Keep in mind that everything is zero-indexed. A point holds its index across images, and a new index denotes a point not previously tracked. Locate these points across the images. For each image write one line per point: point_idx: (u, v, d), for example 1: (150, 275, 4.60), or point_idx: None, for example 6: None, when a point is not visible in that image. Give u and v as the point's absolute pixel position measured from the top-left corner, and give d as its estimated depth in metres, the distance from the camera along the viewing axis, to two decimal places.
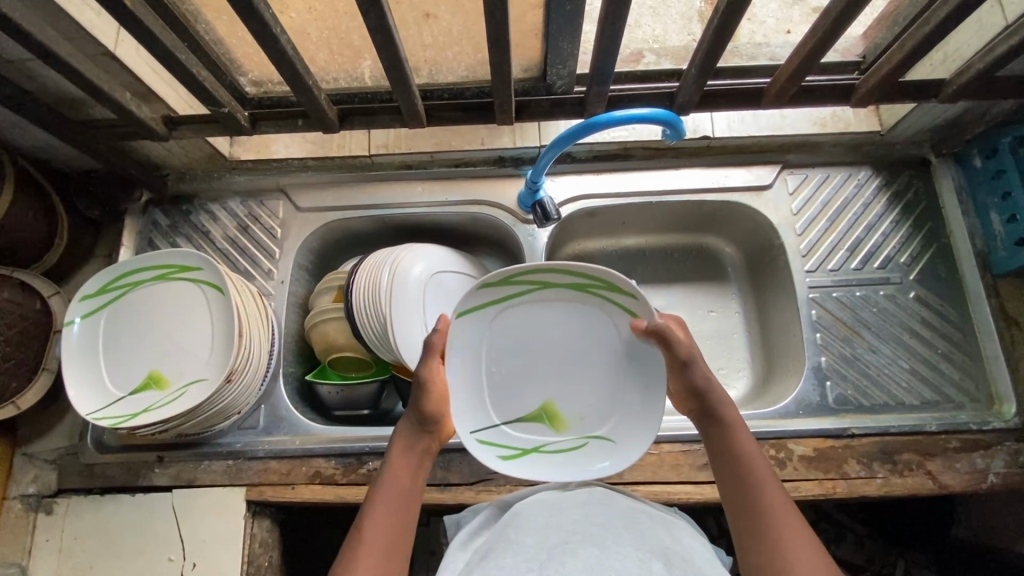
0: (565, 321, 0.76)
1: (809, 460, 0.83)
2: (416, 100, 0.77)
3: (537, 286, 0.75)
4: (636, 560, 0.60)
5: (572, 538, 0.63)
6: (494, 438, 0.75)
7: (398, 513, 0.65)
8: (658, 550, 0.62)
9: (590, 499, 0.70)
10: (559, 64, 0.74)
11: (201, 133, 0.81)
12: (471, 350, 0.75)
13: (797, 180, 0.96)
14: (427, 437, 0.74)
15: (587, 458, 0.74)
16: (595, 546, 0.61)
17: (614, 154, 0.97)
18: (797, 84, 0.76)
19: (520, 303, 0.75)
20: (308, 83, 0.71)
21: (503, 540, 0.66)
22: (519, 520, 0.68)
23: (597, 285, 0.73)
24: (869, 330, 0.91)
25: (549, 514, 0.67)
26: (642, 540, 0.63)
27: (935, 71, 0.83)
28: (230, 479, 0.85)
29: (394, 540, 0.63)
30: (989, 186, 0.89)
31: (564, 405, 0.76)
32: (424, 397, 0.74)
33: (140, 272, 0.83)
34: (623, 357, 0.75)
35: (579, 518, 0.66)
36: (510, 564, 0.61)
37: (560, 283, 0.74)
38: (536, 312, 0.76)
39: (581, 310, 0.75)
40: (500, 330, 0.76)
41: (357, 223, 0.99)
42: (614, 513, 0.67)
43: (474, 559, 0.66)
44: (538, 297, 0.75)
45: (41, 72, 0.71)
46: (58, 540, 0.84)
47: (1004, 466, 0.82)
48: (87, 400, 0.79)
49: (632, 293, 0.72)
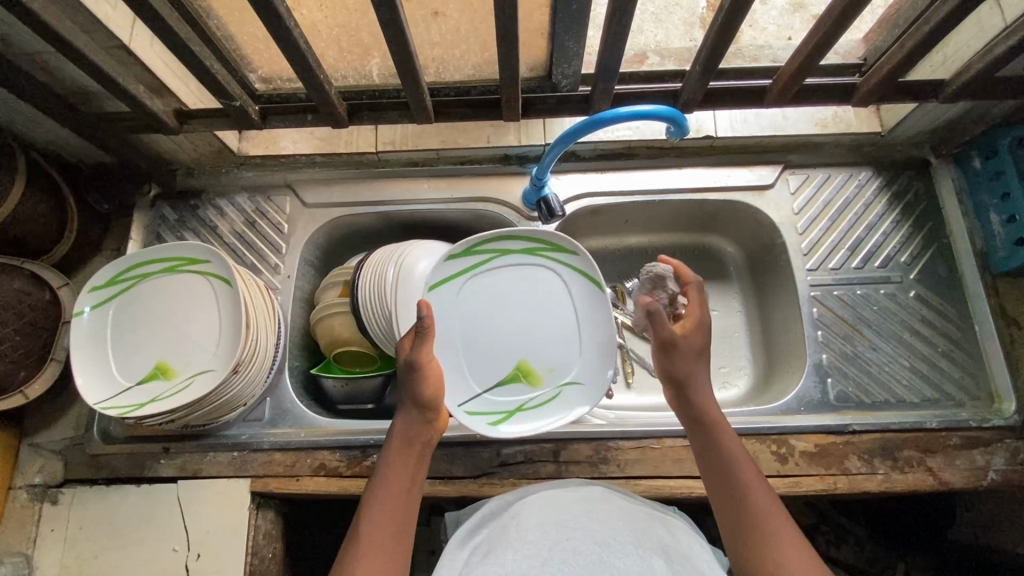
0: (525, 285, 0.83)
1: (810, 456, 0.84)
2: (425, 95, 0.78)
3: (494, 254, 0.82)
4: (638, 558, 0.63)
5: (572, 535, 0.66)
6: (478, 406, 0.80)
7: (397, 508, 0.65)
8: (658, 548, 0.66)
9: (586, 498, 0.73)
10: (565, 63, 0.76)
11: (212, 128, 0.82)
12: (445, 322, 0.80)
13: (798, 180, 0.97)
14: (423, 426, 0.72)
15: (563, 407, 0.81)
16: (597, 544, 0.65)
17: (618, 152, 0.98)
18: (799, 83, 0.77)
19: (483, 273, 0.82)
20: (319, 78, 0.72)
21: (504, 537, 0.68)
22: (520, 519, 0.70)
23: (545, 247, 0.82)
24: (869, 328, 0.91)
25: (549, 513, 0.70)
26: (641, 537, 0.67)
27: (935, 72, 0.85)
28: (235, 471, 0.86)
29: (395, 535, 0.63)
30: (988, 186, 0.90)
31: (535, 361, 0.82)
32: (418, 383, 0.71)
33: (148, 264, 0.84)
34: (581, 310, 0.82)
35: (578, 516, 0.69)
36: (513, 561, 0.64)
37: (513, 249, 0.83)
38: (498, 281, 0.83)
39: (535, 271, 0.83)
40: (468, 301, 0.82)
41: (363, 219, 1.00)
42: (613, 512, 0.71)
43: (476, 555, 0.69)
44: (498, 265, 0.82)
45: (57, 64, 0.73)
46: (63, 530, 0.84)
47: (1004, 463, 0.83)
48: (95, 390, 0.79)
49: (575, 251, 0.81)
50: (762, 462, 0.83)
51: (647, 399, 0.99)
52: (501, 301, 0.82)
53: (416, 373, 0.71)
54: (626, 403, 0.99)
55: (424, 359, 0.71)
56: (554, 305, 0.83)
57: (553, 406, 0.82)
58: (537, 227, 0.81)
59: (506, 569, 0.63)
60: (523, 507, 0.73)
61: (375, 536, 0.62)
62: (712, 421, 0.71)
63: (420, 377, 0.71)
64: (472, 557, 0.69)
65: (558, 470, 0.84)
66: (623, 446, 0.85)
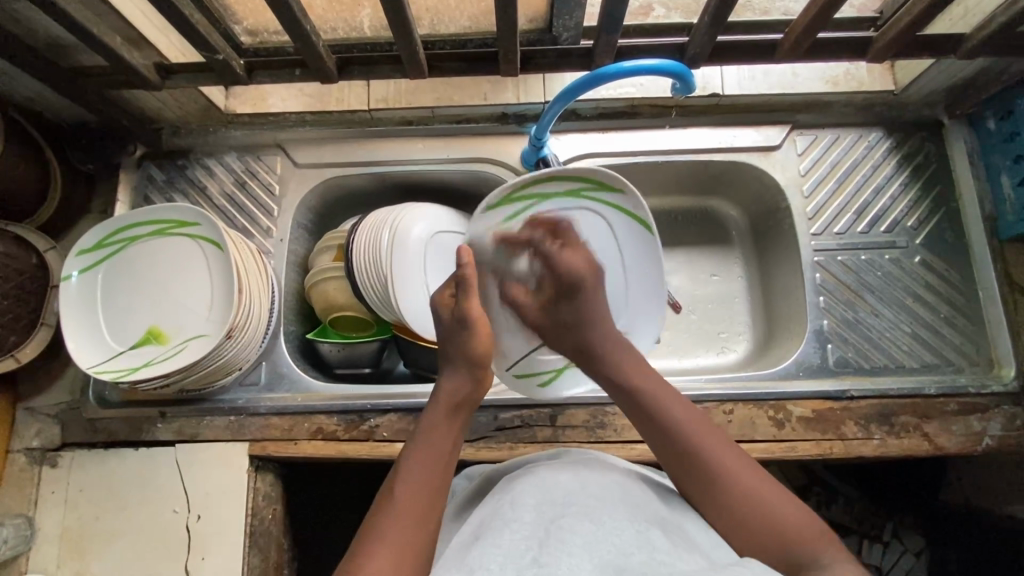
0: (585, 231, 0.81)
1: (808, 421, 0.83)
2: (417, 46, 0.73)
3: (536, 198, 0.79)
4: (633, 532, 0.54)
5: (567, 512, 0.57)
6: (525, 369, 0.84)
7: (432, 467, 0.61)
8: (654, 519, 0.58)
9: (580, 473, 0.64)
10: (566, 15, 0.72)
11: (196, 82, 0.79)
12: (489, 279, 0.79)
13: (806, 141, 0.94)
14: (472, 384, 0.68)
15: None
16: (593, 521, 0.55)
17: (619, 111, 0.94)
18: (813, 37, 0.73)
19: (528, 218, 0.79)
20: (306, 30, 0.68)
21: (496, 517, 0.59)
22: (513, 495, 0.61)
23: (586, 186, 0.79)
24: (872, 294, 0.90)
25: (542, 488, 0.62)
26: (634, 510, 0.58)
27: (955, 26, 0.80)
28: (233, 434, 0.86)
29: (431, 496, 0.59)
30: (1001, 148, 0.88)
31: None
32: (468, 339, 0.69)
33: (136, 227, 0.82)
34: (630, 254, 0.84)
35: (572, 491, 0.60)
36: (507, 543, 0.54)
37: (554, 193, 0.79)
38: (543, 226, 0.80)
39: (580, 214, 0.80)
40: (511, 254, 0.79)
41: (357, 180, 0.97)
42: (607, 485, 0.62)
43: (465, 535, 0.59)
44: (539, 211, 0.79)
45: (27, 13, 0.68)
46: (64, 492, 0.85)
47: (1001, 429, 0.83)
48: (88, 354, 0.78)
49: (621, 190, 0.79)
50: (759, 427, 0.83)
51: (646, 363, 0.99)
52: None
53: (465, 329, 0.69)
54: None
55: (471, 313, 0.70)
56: (607, 254, 0.83)
57: None
58: (595, 169, 0.76)
59: (498, 552, 0.53)
60: (515, 483, 0.64)
61: (412, 494, 0.58)
62: (627, 379, 0.67)
63: (471, 333, 0.69)
64: (461, 538, 0.59)
65: (556, 434, 0.84)
66: (620, 411, 0.85)
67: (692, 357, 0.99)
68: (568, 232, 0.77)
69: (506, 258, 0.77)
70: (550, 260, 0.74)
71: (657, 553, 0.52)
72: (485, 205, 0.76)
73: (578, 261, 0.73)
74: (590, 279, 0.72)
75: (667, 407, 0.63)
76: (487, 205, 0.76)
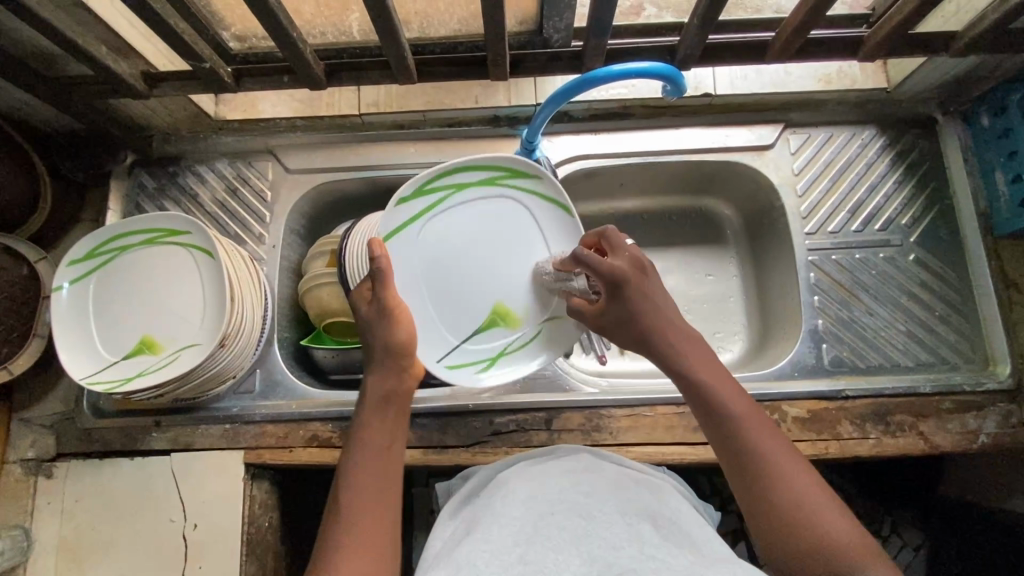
0: (491, 218, 0.78)
1: (803, 422, 0.83)
2: (405, 52, 0.73)
3: (452, 189, 0.76)
4: (624, 526, 0.55)
5: (559, 508, 0.57)
6: (459, 359, 0.78)
7: (375, 469, 0.62)
8: (647, 513, 0.57)
9: (573, 471, 0.64)
10: (556, 17, 0.71)
11: (183, 91, 0.78)
12: (411, 271, 0.74)
13: (799, 140, 0.94)
14: (395, 376, 0.67)
15: (548, 340, 0.81)
16: (584, 518, 0.55)
17: (612, 112, 0.94)
18: (804, 37, 0.73)
19: (441, 212, 0.76)
20: (292, 37, 0.68)
21: (488, 511, 0.60)
22: (505, 491, 0.62)
23: (502, 175, 0.78)
24: (867, 293, 0.90)
25: (536, 485, 0.62)
26: (626, 504, 0.58)
27: (947, 24, 0.80)
28: (228, 442, 0.85)
29: (375, 503, 0.60)
30: (995, 144, 0.87)
31: (512, 301, 0.79)
32: (387, 330, 0.68)
33: (127, 237, 0.82)
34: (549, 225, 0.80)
35: (564, 487, 0.61)
36: (496, 538, 0.55)
37: (473, 182, 0.77)
38: (465, 215, 0.77)
39: (498, 203, 0.79)
40: (428, 247, 0.76)
41: (350, 184, 0.96)
42: (600, 481, 0.62)
43: (458, 534, 0.59)
44: (455, 202, 0.77)
45: (11, 24, 0.68)
46: (59, 503, 0.85)
47: (996, 427, 0.83)
48: (81, 365, 0.78)
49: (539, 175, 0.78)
50: None
51: (640, 364, 0.98)
52: (477, 233, 0.78)
53: (386, 320, 0.68)
54: (620, 369, 0.99)
55: (393, 302, 0.68)
56: (525, 230, 0.80)
57: (533, 345, 0.81)
58: (515, 158, 0.77)
59: (487, 548, 0.54)
60: (511, 479, 0.64)
61: (358, 508, 0.59)
62: (701, 376, 0.63)
63: (393, 323, 0.68)
64: (453, 536, 0.60)
65: (551, 438, 0.84)
66: (615, 414, 0.85)
67: None
68: (613, 237, 0.69)
69: (565, 277, 0.75)
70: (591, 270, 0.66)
71: (647, 547, 0.52)
72: (398, 197, 0.72)
73: (626, 258, 0.68)
74: (632, 283, 0.65)
75: (732, 407, 0.61)
76: (398, 197, 0.72)
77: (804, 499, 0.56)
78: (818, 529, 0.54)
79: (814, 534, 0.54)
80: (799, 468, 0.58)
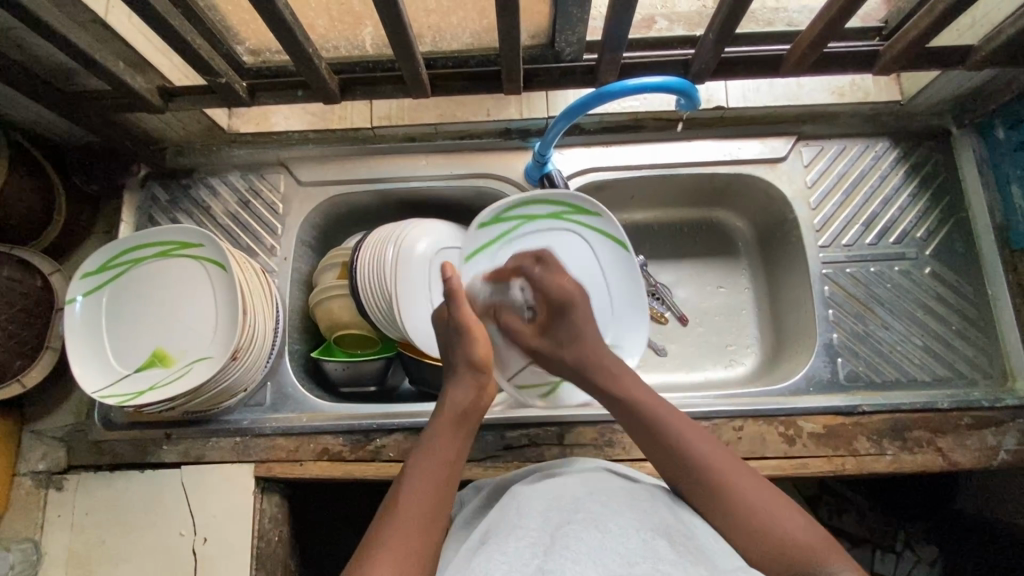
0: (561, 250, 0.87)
1: (819, 437, 0.82)
2: (420, 67, 0.73)
3: (519, 221, 0.86)
4: (639, 541, 0.53)
5: (574, 518, 0.56)
6: (526, 378, 0.84)
7: (438, 477, 0.61)
8: (661, 527, 0.56)
9: (590, 484, 0.63)
10: (568, 30, 0.71)
11: (198, 105, 0.79)
12: None
13: (812, 152, 0.93)
14: (476, 393, 0.68)
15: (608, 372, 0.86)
16: (599, 529, 0.54)
17: (624, 125, 0.93)
18: (819, 51, 0.72)
19: (510, 241, 0.86)
20: (307, 51, 0.68)
21: (503, 523, 0.59)
22: (521, 503, 0.61)
23: (570, 211, 0.86)
24: (882, 306, 0.89)
25: (551, 496, 0.61)
26: (643, 517, 0.57)
27: (963, 36, 0.80)
28: (238, 456, 0.85)
29: (433, 504, 0.59)
30: (1012, 157, 0.86)
31: None
32: (469, 346, 0.69)
33: (141, 249, 0.82)
34: (611, 276, 0.88)
35: (580, 498, 0.60)
36: (513, 549, 0.54)
37: (540, 215, 0.86)
38: (530, 247, 0.86)
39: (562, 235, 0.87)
40: (505, 270, 0.85)
41: (361, 197, 0.97)
42: (616, 494, 0.61)
43: (475, 541, 0.59)
44: (523, 233, 0.86)
45: (30, 40, 0.69)
46: (69, 516, 0.84)
47: (1016, 443, 0.81)
48: (93, 378, 0.78)
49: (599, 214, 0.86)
50: (770, 443, 0.82)
51: (652, 378, 0.98)
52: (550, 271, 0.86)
53: (465, 337, 0.69)
54: None
55: (472, 321, 0.69)
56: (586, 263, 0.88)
57: None
58: (558, 191, 0.84)
59: (503, 558, 0.53)
60: (527, 491, 0.64)
61: (414, 504, 0.59)
62: (638, 400, 0.68)
63: (471, 339, 0.69)
64: (468, 545, 0.59)
65: (564, 453, 0.83)
66: (629, 429, 0.84)
67: (701, 371, 0.98)
68: (551, 260, 0.77)
69: (506, 292, 0.77)
70: (535, 282, 0.75)
71: (662, 564, 0.51)
72: (478, 222, 0.83)
73: (565, 282, 0.75)
74: (577, 300, 0.74)
75: (671, 425, 0.65)
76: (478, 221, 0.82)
77: (750, 497, 0.59)
78: (776, 531, 0.57)
79: (778, 538, 0.56)
80: (738, 466, 0.62)
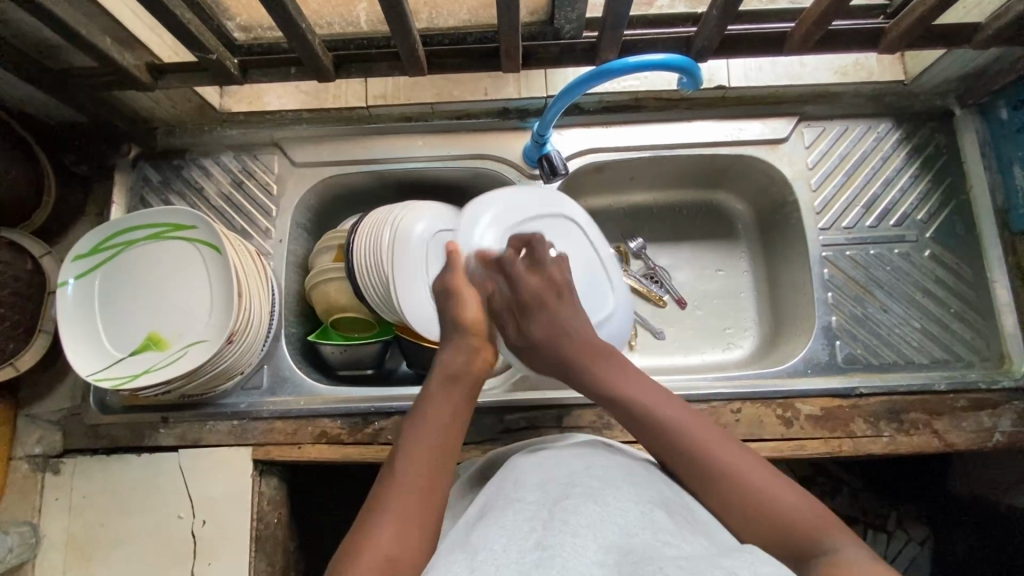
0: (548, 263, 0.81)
1: (816, 420, 0.83)
2: (417, 44, 0.72)
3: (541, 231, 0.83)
4: (637, 513, 0.53)
5: (573, 492, 0.56)
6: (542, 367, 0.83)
7: (428, 451, 0.60)
8: (659, 500, 0.56)
9: (587, 457, 0.64)
10: (567, 6, 0.69)
11: (188, 82, 0.77)
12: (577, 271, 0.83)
13: (814, 133, 0.92)
14: (471, 359, 0.69)
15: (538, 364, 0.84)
16: (597, 503, 0.54)
17: (625, 104, 0.92)
18: (824, 28, 0.71)
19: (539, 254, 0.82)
20: (301, 28, 0.66)
21: (501, 496, 0.59)
22: (519, 476, 0.62)
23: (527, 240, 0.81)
24: (881, 289, 0.89)
25: (549, 470, 0.61)
26: (640, 490, 0.57)
27: (970, 14, 0.78)
28: (236, 439, 0.85)
29: (426, 475, 0.58)
30: (1013, 138, 0.85)
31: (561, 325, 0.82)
32: (456, 308, 0.72)
33: (133, 231, 0.80)
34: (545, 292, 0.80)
35: (578, 471, 0.60)
36: (511, 523, 0.53)
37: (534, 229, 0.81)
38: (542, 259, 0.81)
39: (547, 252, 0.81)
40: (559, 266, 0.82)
41: (357, 178, 0.95)
42: (614, 467, 0.61)
43: (473, 513, 0.59)
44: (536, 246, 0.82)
45: (14, 15, 0.67)
46: (66, 499, 0.84)
47: (1011, 425, 0.82)
48: (87, 361, 0.77)
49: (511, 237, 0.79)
50: (768, 425, 0.82)
51: (650, 361, 0.98)
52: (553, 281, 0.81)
53: (450, 296, 0.73)
54: None
55: (455, 281, 0.73)
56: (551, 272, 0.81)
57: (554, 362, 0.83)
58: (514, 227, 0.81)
59: (503, 530, 0.52)
60: (523, 464, 0.64)
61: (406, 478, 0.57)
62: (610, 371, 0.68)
63: (458, 301, 0.72)
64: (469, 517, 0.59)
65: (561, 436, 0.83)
66: None
67: (699, 354, 0.98)
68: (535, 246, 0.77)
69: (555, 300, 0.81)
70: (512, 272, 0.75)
71: (661, 534, 0.51)
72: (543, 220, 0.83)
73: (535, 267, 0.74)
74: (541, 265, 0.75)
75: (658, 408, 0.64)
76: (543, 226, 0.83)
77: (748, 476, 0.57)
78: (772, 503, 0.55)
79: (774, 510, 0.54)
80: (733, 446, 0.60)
